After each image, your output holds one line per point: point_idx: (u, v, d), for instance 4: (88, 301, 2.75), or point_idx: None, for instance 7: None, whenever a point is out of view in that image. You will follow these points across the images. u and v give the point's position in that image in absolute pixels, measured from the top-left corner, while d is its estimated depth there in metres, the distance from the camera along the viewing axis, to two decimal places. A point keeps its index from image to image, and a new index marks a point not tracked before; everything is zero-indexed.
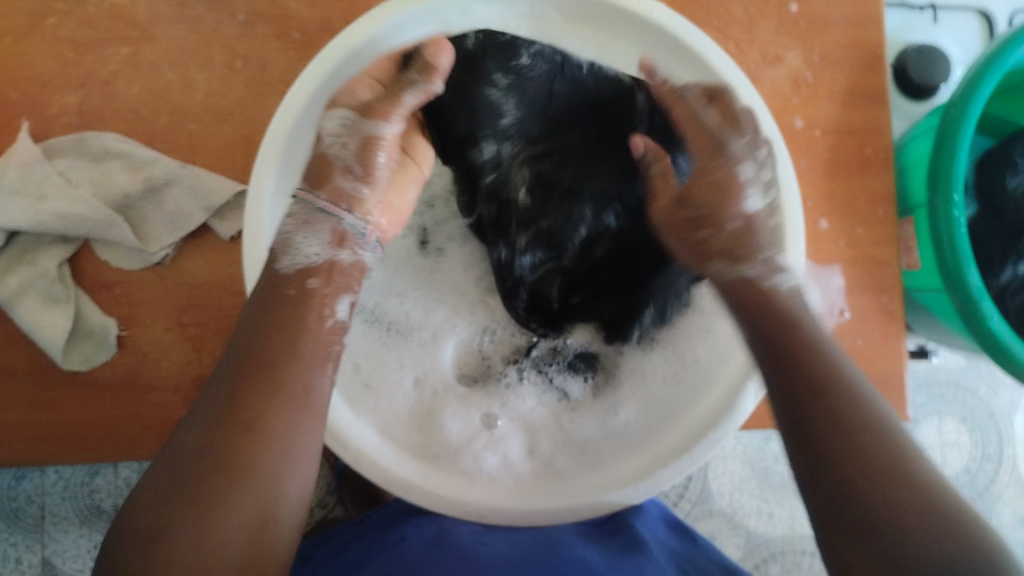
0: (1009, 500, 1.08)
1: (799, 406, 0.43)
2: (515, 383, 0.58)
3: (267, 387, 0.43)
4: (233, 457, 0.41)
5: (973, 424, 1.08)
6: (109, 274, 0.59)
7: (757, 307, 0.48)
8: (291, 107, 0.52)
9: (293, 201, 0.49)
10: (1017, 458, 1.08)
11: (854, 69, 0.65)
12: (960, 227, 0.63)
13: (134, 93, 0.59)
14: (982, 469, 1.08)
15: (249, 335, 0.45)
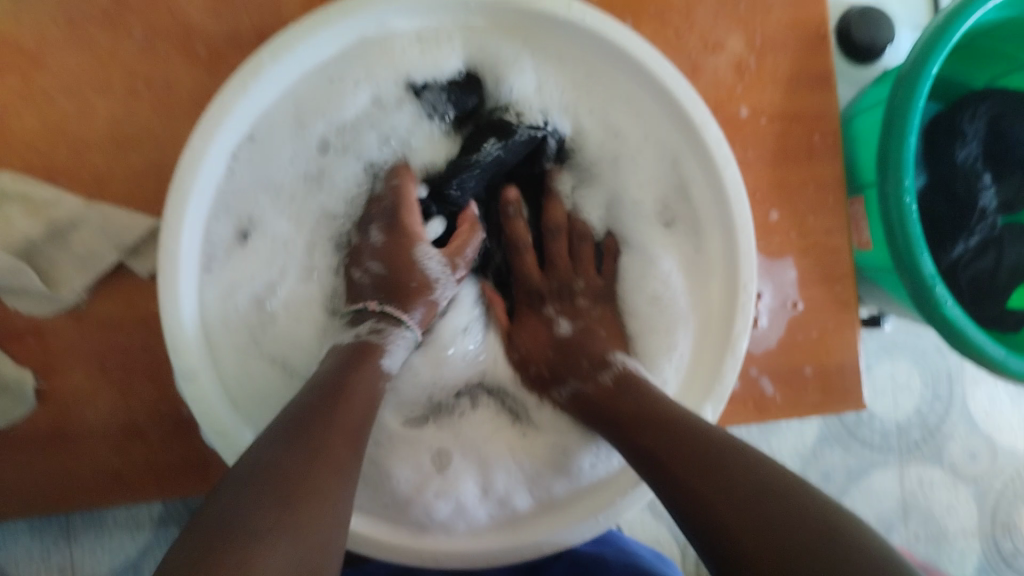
0: (960, 437, 1.06)
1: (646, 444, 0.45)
2: (468, 412, 0.56)
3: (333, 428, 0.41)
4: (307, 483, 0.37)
5: (923, 364, 1.06)
6: (20, 324, 0.55)
7: (598, 393, 0.50)
8: (201, 149, 0.47)
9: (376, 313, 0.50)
10: (966, 395, 1.07)
11: (798, 51, 0.62)
12: (912, 213, 0.61)
13: (29, 126, 0.54)
14: (933, 409, 1.06)
15: (321, 381, 0.44)
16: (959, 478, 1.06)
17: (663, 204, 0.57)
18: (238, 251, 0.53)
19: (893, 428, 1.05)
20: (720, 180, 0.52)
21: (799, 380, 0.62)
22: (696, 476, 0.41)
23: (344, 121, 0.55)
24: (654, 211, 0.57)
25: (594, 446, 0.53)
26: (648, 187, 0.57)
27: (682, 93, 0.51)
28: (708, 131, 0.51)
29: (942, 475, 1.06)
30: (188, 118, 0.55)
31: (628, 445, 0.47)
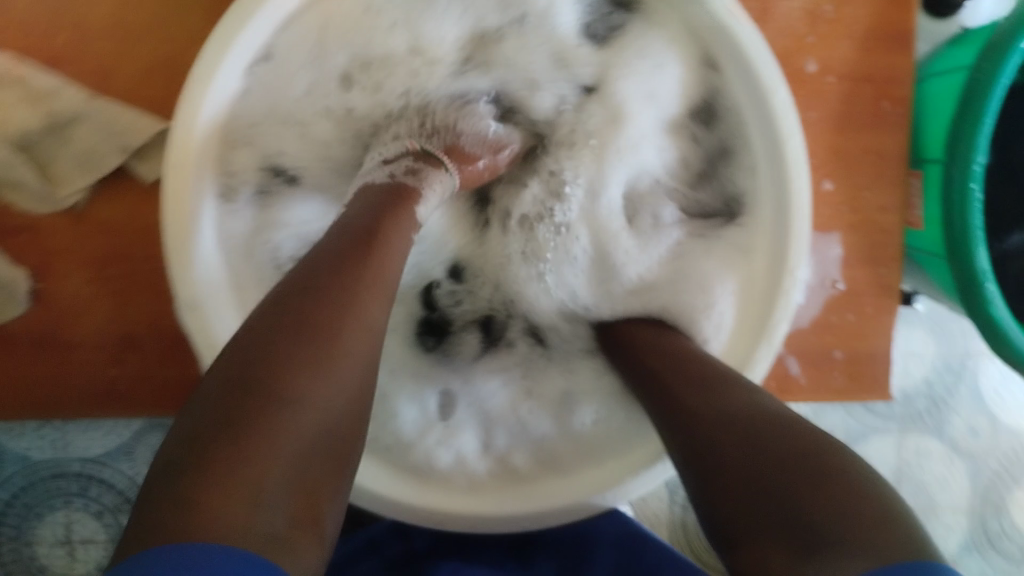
0: (963, 412, 0.99)
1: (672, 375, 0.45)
2: (489, 354, 0.53)
3: (370, 278, 0.38)
4: (341, 338, 0.34)
5: (940, 334, 0.98)
6: (17, 218, 0.51)
7: (633, 342, 0.49)
8: (217, 57, 0.44)
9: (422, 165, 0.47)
10: (977, 372, 0.99)
11: (880, 4, 0.56)
12: (977, 199, 0.56)
13: (30, 2, 0.49)
14: (941, 381, 0.99)
15: (347, 221, 0.41)
16: (956, 453, 0.99)
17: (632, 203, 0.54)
18: (264, 185, 0.50)
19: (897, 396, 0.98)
20: (780, 149, 0.47)
21: (828, 363, 0.59)
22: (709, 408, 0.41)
23: (369, 59, 0.51)
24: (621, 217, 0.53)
25: (596, 402, 0.51)
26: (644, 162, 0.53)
27: (752, 48, 0.47)
28: (775, 96, 0.47)
29: (939, 450, 0.99)
30: (205, 10, 0.50)
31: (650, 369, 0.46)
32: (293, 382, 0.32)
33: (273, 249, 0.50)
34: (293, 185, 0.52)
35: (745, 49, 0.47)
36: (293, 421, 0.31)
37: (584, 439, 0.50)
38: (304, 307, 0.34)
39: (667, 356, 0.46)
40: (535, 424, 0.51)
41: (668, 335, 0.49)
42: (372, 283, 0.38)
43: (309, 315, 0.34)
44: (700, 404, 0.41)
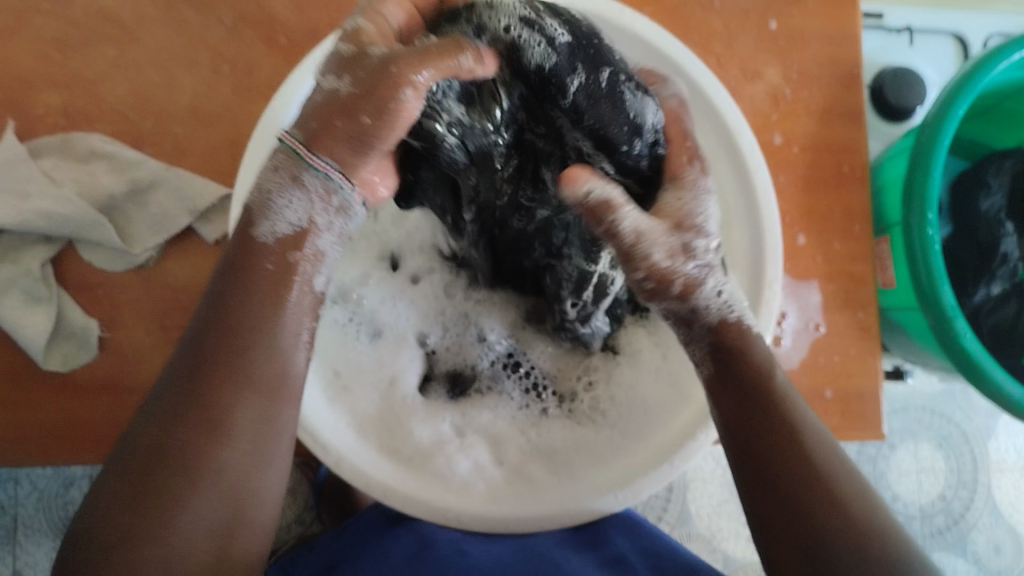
0: (983, 528, 1.06)
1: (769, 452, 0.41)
2: (486, 389, 0.60)
3: (230, 381, 0.39)
4: (201, 459, 0.38)
5: (948, 449, 1.07)
6: (91, 275, 0.59)
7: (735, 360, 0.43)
8: (276, 112, 0.53)
9: (280, 148, 0.42)
10: (992, 485, 1.07)
11: (830, 88, 0.66)
12: (933, 244, 0.64)
13: (120, 95, 0.60)
14: (957, 497, 1.06)
15: (213, 299, 0.41)
16: (983, 571, 1.06)
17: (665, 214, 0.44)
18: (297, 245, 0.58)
19: (917, 512, 1.05)
20: (750, 182, 0.57)
21: (819, 402, 0.64)
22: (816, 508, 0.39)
23: None
24: (674, 249, 0.42)
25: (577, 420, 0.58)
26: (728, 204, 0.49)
27: (719, 101, 0.57)
28: (741, 138, 0.57)
29: (965, 567, 1.05)
30: (261, 97, 0.60)
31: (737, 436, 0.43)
32: (159, 525, 0.36)
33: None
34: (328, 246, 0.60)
35: (715, 104, 0.57)
36: (163, 560, 0.36)
37: (592, 445, 0.55)
38: (167, 442, 0.38)
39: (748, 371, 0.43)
40: (546, 440, 0.56)
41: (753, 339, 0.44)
42: (236, 382, 0.39)
43: (165, 448, 0.38)
44: (769, 456, 0.41)
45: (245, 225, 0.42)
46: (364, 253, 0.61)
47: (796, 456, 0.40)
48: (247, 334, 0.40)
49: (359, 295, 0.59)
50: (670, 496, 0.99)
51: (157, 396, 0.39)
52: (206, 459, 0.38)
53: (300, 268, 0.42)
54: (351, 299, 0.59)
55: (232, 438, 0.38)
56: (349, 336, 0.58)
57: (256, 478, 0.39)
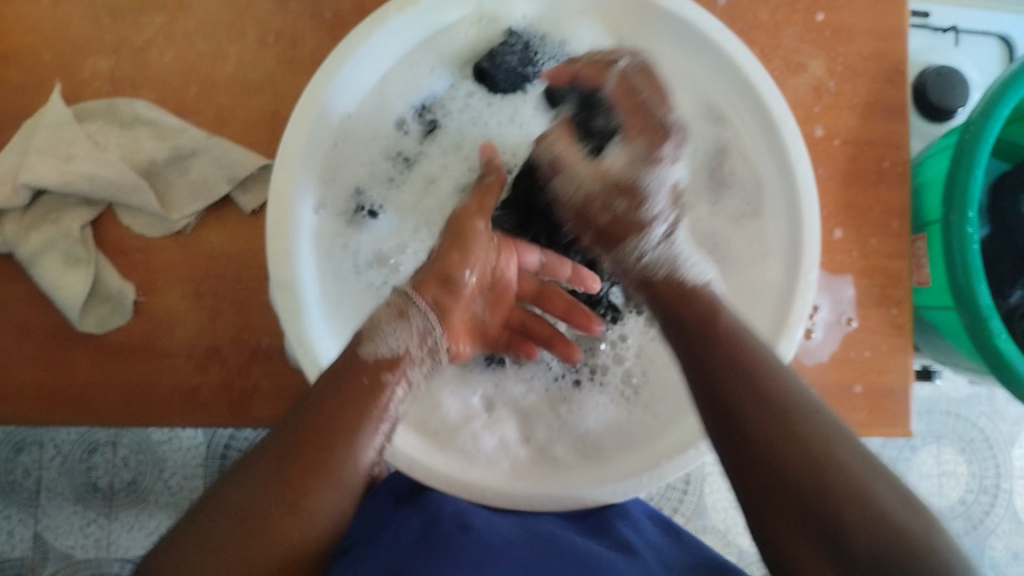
0: (1002, 534, 1.05)
1: (755, 426, 0.42)
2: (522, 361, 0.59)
3: (313, 476, 0.41)
4: (277, 533, 0.39)
5: (971, 455, 1.05)
6: (130, 240, 0.60)
7: (719, 349, 0.45)
8: (322, 82, 0.54)
9: (395, 294, 0.48)
10: (1013, 492, 1.05)
11: (876, 82, 0.65)
12: (973, 243, 0.63)
13: (166, 62, 0.60)
14: (977, 502, 1.05)
15: (312, 397, 0.44)
16: None
17: (613, 180, 0.51)
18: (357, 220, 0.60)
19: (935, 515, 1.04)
20: (791, 170, 0.56)
21: (849, 397, 0.63)
22: (805, 474, 0.39)
23: (431, 94, 0.61)
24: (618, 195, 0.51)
25: (605, 395, 0.59)
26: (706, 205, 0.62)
27: (764, 89, 0.56)
28: (786, 126, 0.56)
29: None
30: (304, 72, 0.60)
31: (720, 412, 0.44)
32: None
33: (356, 254, 0.59)
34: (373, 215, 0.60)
35: (760, 89, 0.56)
36: None
37: (623, 428, 0.57)
38: (242, 516, 0.39)
39: (700, 317, 0.47)
40: (577, 419, 0.58)
41: (704, 296, 0.49)
42: (317, 475, 0.41)
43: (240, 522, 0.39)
44: (754, 434, 0.42)
45: (349, 360, 0.45)
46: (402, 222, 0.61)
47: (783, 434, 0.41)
48: (336, 436, 0.42)
49: (396, 261, 0.60)
50: (688, 489, 0.99)
51: (241, 471, 0.41)
52: (277, 542, 0.39)
53: (389, 389, 0.45)
54: (388, 266, 0.59)
55: (304, 518, 0.40)
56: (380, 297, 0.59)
57: (308, 560, 0.40)
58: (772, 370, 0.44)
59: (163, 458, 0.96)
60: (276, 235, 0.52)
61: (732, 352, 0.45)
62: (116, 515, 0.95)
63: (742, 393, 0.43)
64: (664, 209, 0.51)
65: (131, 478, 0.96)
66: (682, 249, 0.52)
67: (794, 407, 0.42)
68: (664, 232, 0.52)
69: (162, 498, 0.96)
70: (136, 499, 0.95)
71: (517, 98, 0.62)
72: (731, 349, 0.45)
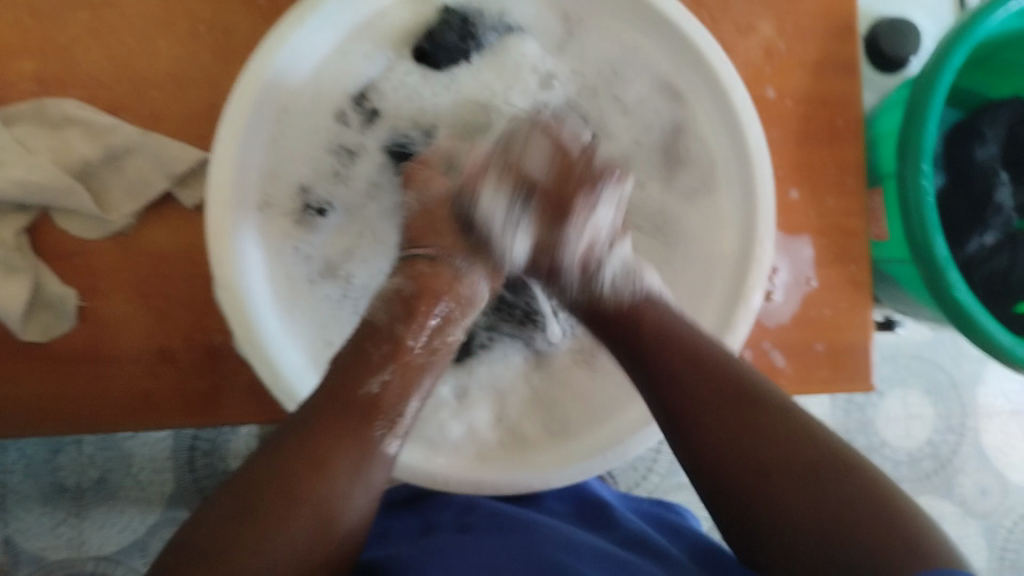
0: (970, 472, 1.07)
1: (706, 427, 0.45)
2: (489, 344, 0.62)
3: (336, 430, 0.42)
4: (305, 489, 0.40)
5: (936, 396, 1.07)
6: (69, 246, 0.58)
7: (656, 346, 0.49)
8: (256, 75, 0.52)
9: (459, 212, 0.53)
10: (978, 430, 1.08)
11: (826, 39, 0.64)
12: (928, 197, 0.63)
13: (90, 57, 0.58)
14: (945, 441, 1.07)
15: (331, 371, 0.45)
16: (969, 513, 1.07)
17: (541, 244, 0.54)
18: (304, 220, 0.59)
19: (904, 457, 1.06)
20: (744, 139, 0.56)
21: (811, 356, 0.63)
22: (750, 468, 0.42)
23: (369, 78, 0.59)
24: (585, 254, 0.53)
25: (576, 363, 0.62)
26: (656, 180, 0.62)
27: (712, 56, 0.55)
28: (735, 94, 0.55)
29: (951, 510, 1.07)
30: (240, 61, 0.58)
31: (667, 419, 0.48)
32: (256, 534, 0.37)
33: (308, 259, 0.59)
34: (321, 213, 0.59)
35: (707, 57, 0.55)
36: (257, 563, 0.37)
37: (589, 395, 0.60)
38: (267, 478, 0.40)
39: (650, 335, 0.50)
40: (547, 390, 0.61)
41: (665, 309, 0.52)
42: (339, 431, 0.42)
43: (275, 483, 0.39)
44: (703, 445, 0.45)
45: (368, 331, 0.47)
46: (349, 230, 0.60)
47: (731, 423, 0.44)
48: (358, 388, 0.44)
49: (347, 270, 0.59)
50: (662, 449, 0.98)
51: (261, 449, 0.42)
52: (309, 494, 0.40)
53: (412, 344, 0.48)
54: (340, 277, 0.59)
55: (330, 476, 0.41)
56: (329, 301, 0.59)
57: (343, 515, 0.41)
58: (707, 366, 0.47)
59: (130, 454, 0.94)
60: (219, 237, 0.52)
61: (699, 386, 0.46)
62: (88, 514, 0.94)
63: (683, 395, 0.46)
64: (592, 234, 0.54)
65: (99, 476, 0.94)
66: (612, 273, 0.54)
67: (745, 406, 0.44)
68: (606, 261, 0.54)
69: (132, 493, 0.94)
70: (106, 497, 0.94)
71: (460, 71, 0.60)
72: (696, 377, 0.47)
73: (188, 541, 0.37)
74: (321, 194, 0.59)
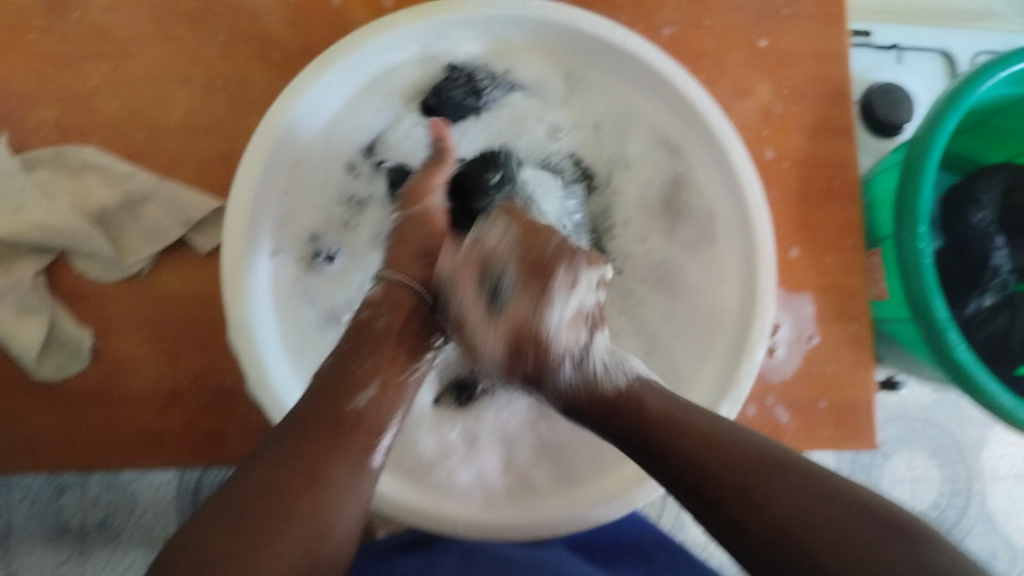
0: (977, 536, 1.06)
1: (703, 477, 0.43)
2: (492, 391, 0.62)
3: (327, 437, 0.44)
4: (302, 494, 0.41)
5: (942, 459, 1.06)
6: (86, 287, 0.59)
7: (643, 411, 0.47)
8: (271, 124, 0.54)
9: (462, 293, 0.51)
10: (985, 494, 1.07)
11: (822, 102, 0.66)
12: (925, 258, 0.64)
13: (114, 108, 0.60)
14: (951, 505, 1.07)
15: (317, 383, 0.48)
16: None
17: (515, 339, 0.50)
18: (313, 267, 0.60)
19: None
20: (743, 197, 0.57)
21: (814, 413, 0.64)
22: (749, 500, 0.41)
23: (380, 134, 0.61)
24: (576, 350, 0.50)
25: None
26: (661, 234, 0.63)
27: (710, 116, 0.58)
28: (734, 151, 0.57)
29: None
30: (255, 112, 0.60)
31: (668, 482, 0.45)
32: (254, 551, 0.38)
33: (313, 306, 0.60)
34: (329, 261, 0.60)
35: (706, 118, 0.58)
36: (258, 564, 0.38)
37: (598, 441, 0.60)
38: (263, 482, 0.41)
39: (636, 408, 0.47)
40: (553, 435, 0.61)
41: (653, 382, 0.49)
42: (331, 440, 0.44)
43: (269, 489, 0.41)
44: (704, 497, 0.42)
45: (360, 329, 0.51)
46: (353, 279, 0.60)
47: (723, 469, 0.42)
48: (344, 398, 0.47)
49: (352, 318, 0.60)
50: (664, 504, 0.98)
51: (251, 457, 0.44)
52: (305, 499, 0.41)
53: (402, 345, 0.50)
54: (343, 323, 0.59)
55: (321, 491, 0.42)
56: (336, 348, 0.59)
57: (340, 520, 0.42)
58: (692, 425, 0.45)
59: (134, 497, 0.95)
60: (232, 277, 0.54)
61: (690, 448, 0.44)
62: (89, 555, 0.94)
63: (675, 448, 0.45)
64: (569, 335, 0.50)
65: (102, 518, 0.94)
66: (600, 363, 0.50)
67: (741, 456, 0.42)
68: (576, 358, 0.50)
69: (134, 537, 0.94)
70: (109, 539, 0.94)
71: (467, 125, 0.62)
72: (683, 437, 0.45)
73: (180, 547, 0.39)
74: (330, 243, 0.60)
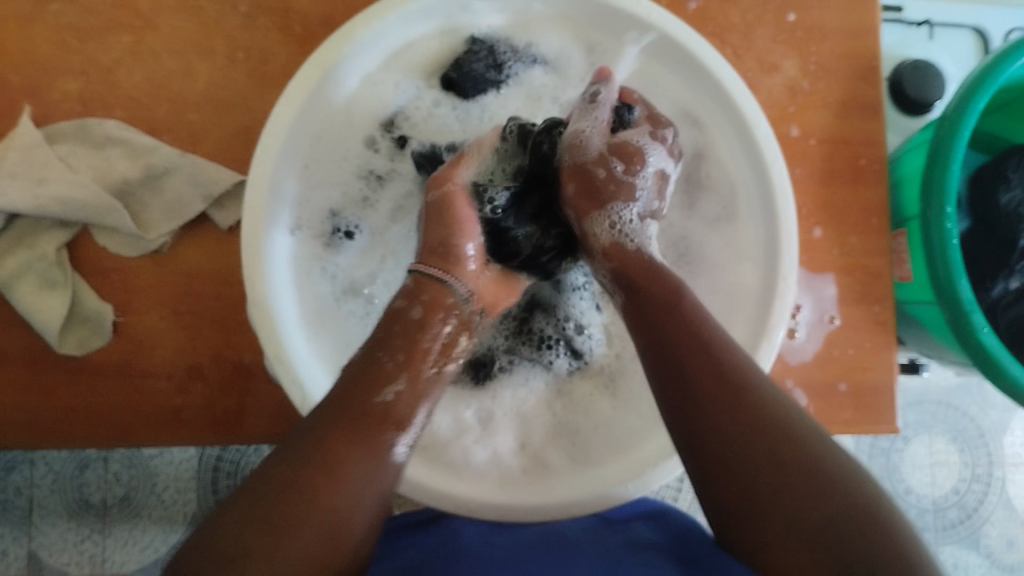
0: (997, 522, 1.05)
1: (718, 423, 0.43)
2: (509, 368, 0.62)
3: (350, 434, 0.44)
4: (319, 491, 0.41)
5: (962, 443, 1.05)
6: (108, 261, 0.59)
7: (677, 339, 0.46)
8: (294, 97, 0.54)
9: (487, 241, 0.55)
10: (1006, 480, 1.06)
11: (850, 80, 0.65)
12: (953, 238, 0.62)
13: (136, 81, 0.60)
14: (970, 491, 1.06)
15: (345, 379, 0.46)
16: (996, 565, 1.05)
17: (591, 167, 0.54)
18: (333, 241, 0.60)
19: (929, 505, 1.04)
20: (767, 175, 0.57)
21: (834, 396, 0.63)
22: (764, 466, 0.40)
23: (401, 107, 0.61)
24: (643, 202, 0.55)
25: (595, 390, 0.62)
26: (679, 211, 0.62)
27: (733, 90, 0.57)
28: (758, 128, 0.57)
29: (977, 561, 1.05)
30: (276, 85, 0.60)
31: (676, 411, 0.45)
32: (270, 547, 0.38)
33: (332, 280, 0.60)
34: (349, 237, 0.60)
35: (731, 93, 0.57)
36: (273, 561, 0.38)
37: (612, 424, 0.61)
38: (286, 477, 0.41)
39: (659, 336, 0.47)
40: (567, 417, 0.61)
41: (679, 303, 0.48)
42: (357, 437, 0.44)
43: (291, 484, 0.41)
44: (710, 445, 0.43)
45: (395, 313, 0.50)
46: (373, 252, 0.60)
47: (738, 426, 0.42)
48: (372, 396, 0.46)
49: (371, 291, 0.60)
50: (681, 486, 0.98)
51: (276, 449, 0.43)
52: (321, 496, 0.41)
53: (432, 326, 0.50)
54: (362, 296, 0.60)
55: (339, 486, 0.42)
56: (354, 320, 0.59)
57: (356, 518, 0.42)
58: (727, 363, 0.44)
59: (155, 473, 0.95)
60: (250, 253, 0.53)
61: (708, 388, 0.43)
62: (111, 530, 0.95)
63: (691, 385, 0.44)
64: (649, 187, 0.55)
65: (124, 493, 0.95)
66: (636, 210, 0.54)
67: (766, 419, 0.42)
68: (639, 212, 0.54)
69: (155, 512, 0.95)
70: (129, 515, 0.95)
71: (489, 101, 0.61)
72: (707, 378, 0.44)
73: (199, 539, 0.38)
74: (349, 216, 0.60)
